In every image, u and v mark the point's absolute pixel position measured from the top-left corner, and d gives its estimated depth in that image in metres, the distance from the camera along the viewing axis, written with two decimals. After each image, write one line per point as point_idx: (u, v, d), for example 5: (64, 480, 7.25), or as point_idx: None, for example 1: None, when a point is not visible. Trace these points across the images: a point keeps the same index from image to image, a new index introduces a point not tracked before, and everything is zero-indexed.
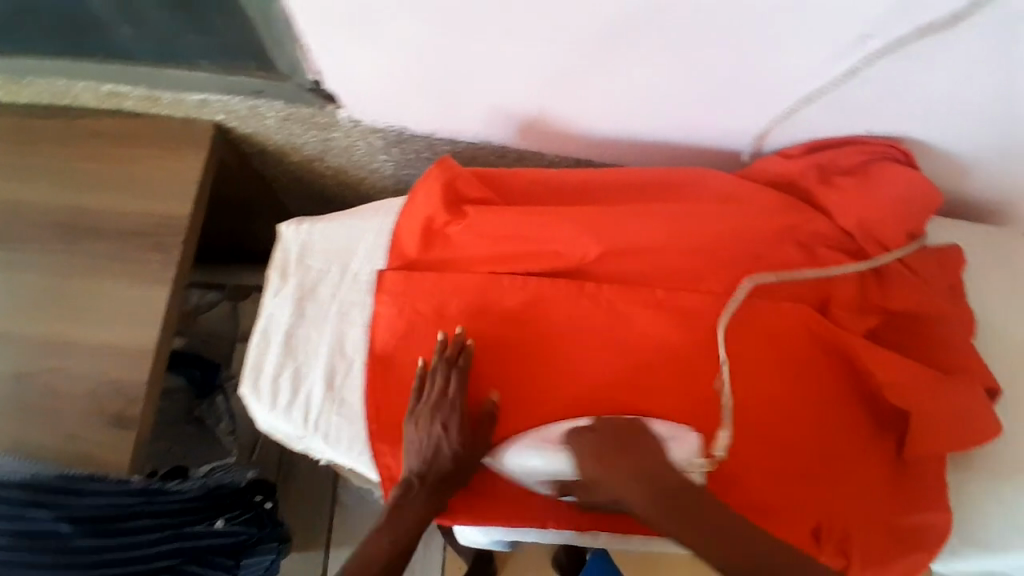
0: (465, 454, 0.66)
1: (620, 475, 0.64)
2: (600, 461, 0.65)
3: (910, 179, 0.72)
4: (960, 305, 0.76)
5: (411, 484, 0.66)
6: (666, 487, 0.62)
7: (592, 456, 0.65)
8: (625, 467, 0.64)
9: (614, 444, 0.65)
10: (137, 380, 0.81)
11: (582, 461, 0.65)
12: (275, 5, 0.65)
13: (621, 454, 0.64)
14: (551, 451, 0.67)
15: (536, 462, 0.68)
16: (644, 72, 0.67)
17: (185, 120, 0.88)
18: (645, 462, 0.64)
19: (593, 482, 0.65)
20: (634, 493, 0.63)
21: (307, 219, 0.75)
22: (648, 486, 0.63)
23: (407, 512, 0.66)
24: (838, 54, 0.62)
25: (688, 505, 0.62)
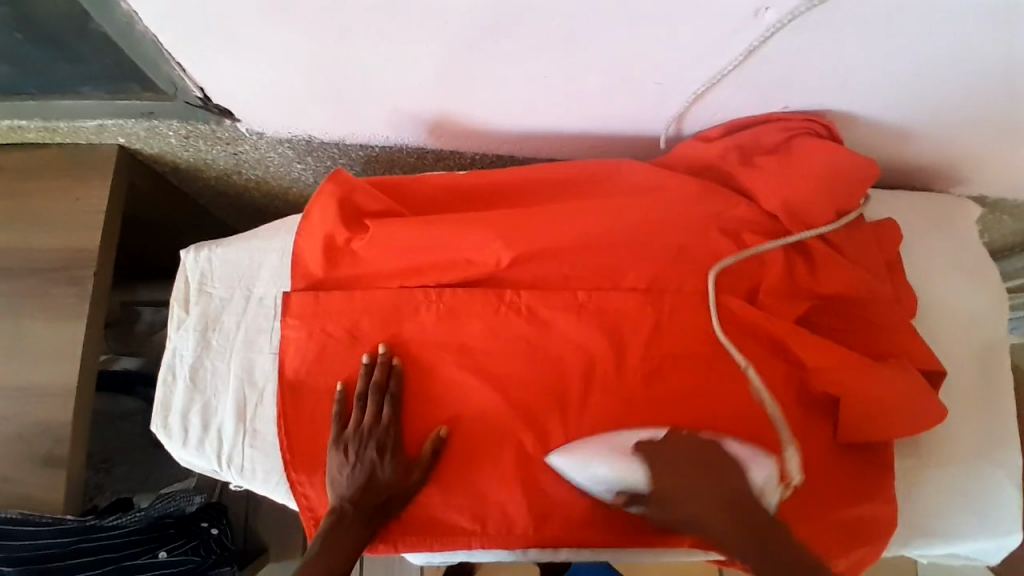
0: (395, 480, 0.64)
1: (701, 502, 0.60)
2: (679, 489, 0.60)
3: (832, 153, 0.68)
4: (896, 282, 0.73)
5: (338, 516, 0.64)
6: (752, 519, 0.60)
7: (673, 479, 0.61)
8: (706, 495, 0.60)
9: (694, 467, 0.61)
10: (62, 420, 0.79)
11: (668, 477, 0.61)
12: (135, 28, 0.63)
13: (711, 474, 0.61)
14: (626, 462, 0.63)
15: (600, 470, 0.63)
16: (540, 63, 0.64)
17: (89, 147, 0.85)
18: (723, 483, 0.61)
19: (671, 508, 0.61)
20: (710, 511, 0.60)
21: (208, 244, 0.73)
22: (711, 505, 0.60)
23: (336, 546, 0.63)
24: (737, 30, 0.58)
25: (766, 532, 0.59)
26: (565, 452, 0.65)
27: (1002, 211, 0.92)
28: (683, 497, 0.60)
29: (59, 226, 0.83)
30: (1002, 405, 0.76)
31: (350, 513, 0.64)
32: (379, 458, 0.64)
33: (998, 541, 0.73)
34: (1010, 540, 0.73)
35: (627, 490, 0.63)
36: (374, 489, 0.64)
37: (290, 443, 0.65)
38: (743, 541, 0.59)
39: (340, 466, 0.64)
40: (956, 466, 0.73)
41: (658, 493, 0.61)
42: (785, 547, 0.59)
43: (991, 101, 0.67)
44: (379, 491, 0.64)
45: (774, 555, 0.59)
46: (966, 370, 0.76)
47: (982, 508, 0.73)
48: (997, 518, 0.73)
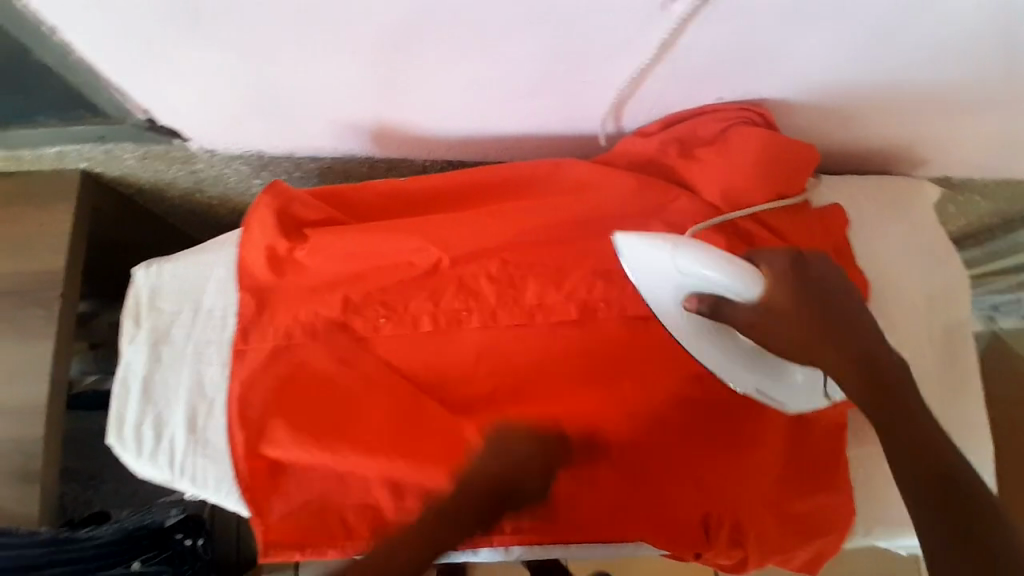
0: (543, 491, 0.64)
1: (824, 336, 0.57)
2: (814, 303, 0.57)
3: (766, 140, 0.68)
4: (849, 266, 0.71)
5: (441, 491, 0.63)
6: (871, 354, 0.57)
7: (804, 286, 0.58)
8: (828, 328, 0.57)
9: (823, 287, 0.59)
10: (33, 436, 0.81)
11: (798, 294, 0.57)
12: (70, 58, 0.64)
13: (852, 304, 0.59)
14: (730, 271, 0.56)
15: (691, 268, 0.57)
16: (463, 66, 0.65)
17: (53, 173, 0.88)
18: (853, 316, 0.58)
19: (786, 316, 0.57)
20: (831, 345, 0.57)
21: (158, 260, 0.74)
22: (842, 329, 0.58)
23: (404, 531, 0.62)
24: (646, 23, 0.58)
25: (882, 373, 0.56)
26: (644, 239, 0.59)
27: (969, 191, 0.90)
28: (800, 322, 0.57)
29: (26, 251, 0.86)
30: (966, 386, 0.74)
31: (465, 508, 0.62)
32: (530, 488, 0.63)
33: None
34: None
35: (716, 296, 0.58)
36: (465, 511, 0.61)
37: (240, 454, 0.67)
38: (864, 384, 0.56)
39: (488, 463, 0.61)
40: None
41: (779, 293, 0.57)
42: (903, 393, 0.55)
43: (925, 80, 0.66)
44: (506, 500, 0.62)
45: (887, 399, 0.54)
46: (927, 355, 0.74)
47: None
48: None
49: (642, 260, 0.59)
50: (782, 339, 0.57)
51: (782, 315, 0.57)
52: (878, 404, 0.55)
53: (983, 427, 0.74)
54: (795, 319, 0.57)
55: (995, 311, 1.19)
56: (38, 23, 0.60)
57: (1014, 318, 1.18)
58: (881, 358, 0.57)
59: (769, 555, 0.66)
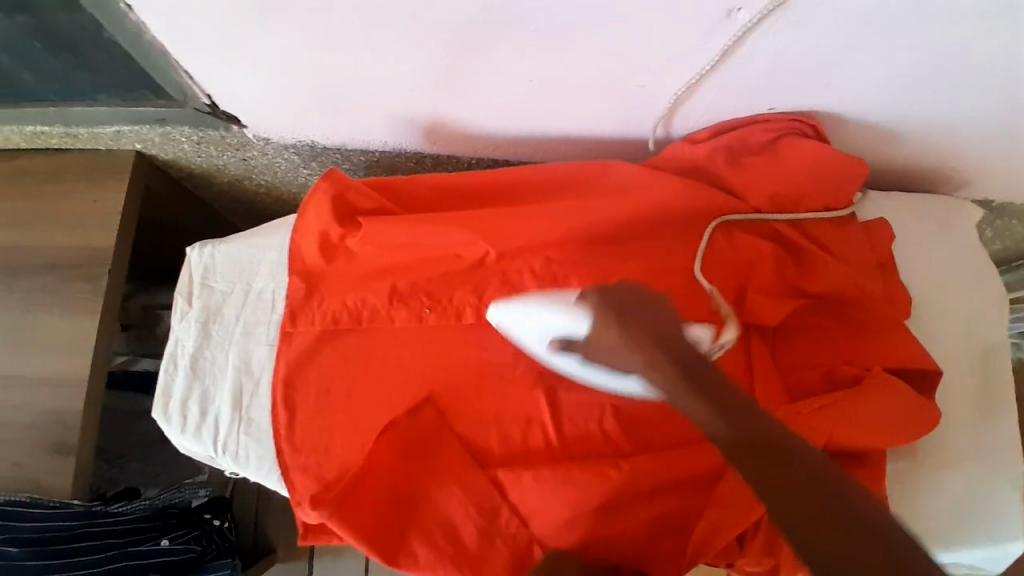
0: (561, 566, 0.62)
1: (633, 342, 0.55)
2: (620, 319, 0.56)
3: (817, 153, 0.68)
4: (889, 280, 0.73)
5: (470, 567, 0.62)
6: (676, 354, 0.53)
7: (615, 309, 0.57)
8: (632, 337, 0.55)
9: (630, 298, 0.57)
10: (73, 409, 0.82)
11: (603, 316, 0.57)
12: (143, 38, 0.66)
13: (658, 321, 0.55)
14: (572, 312, 0.60)
15: (541, 317, 0.62)
16: (522, 66, 0.67)
17: (108, 152, 0.90)
18: (671, 333, 0.55)
19: (610, 344, 0.57)
20: (639, 352, 0.54)
21: (212, 240, 0.76)
22: (676, 360, 0.53)
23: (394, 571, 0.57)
24: (708, 31, 0.60)
25: (684, 370, 0.52)
26: (510, 305, 0.65)
27: (1008, 216, 0.91)
28: (610, 342, 0.56)
29: (78, 227, 0.88)
30: (1005, 408, 0.74)
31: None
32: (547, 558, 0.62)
33: (995, 549, 0.71)
34: (1012, 548, 0.72)
35: (568, 337, 0.61)
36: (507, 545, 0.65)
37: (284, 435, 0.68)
38: (673, 381, 0.52)
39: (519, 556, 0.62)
40: (953, 468, 0.71)
41: (601, 336, 0.57)
42: (715, 384, 0.50)
43: (978, 101, 0.66)
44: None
45: (691, 388, 0.50)
46: (965, 374, 0.74)
47: (982, 513, 0.71)
48: (995, 525, 0.71)
49: (507, 323, 0.66)
50: (612, 355, 0.57)
51: (607, 344, 0.57)
52: (681, 398, 0.50)
53: (1018, 451, 0.73)
54: (636, 360, 0.55)
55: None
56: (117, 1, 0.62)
57: None
58: (681, 357, 0.53)
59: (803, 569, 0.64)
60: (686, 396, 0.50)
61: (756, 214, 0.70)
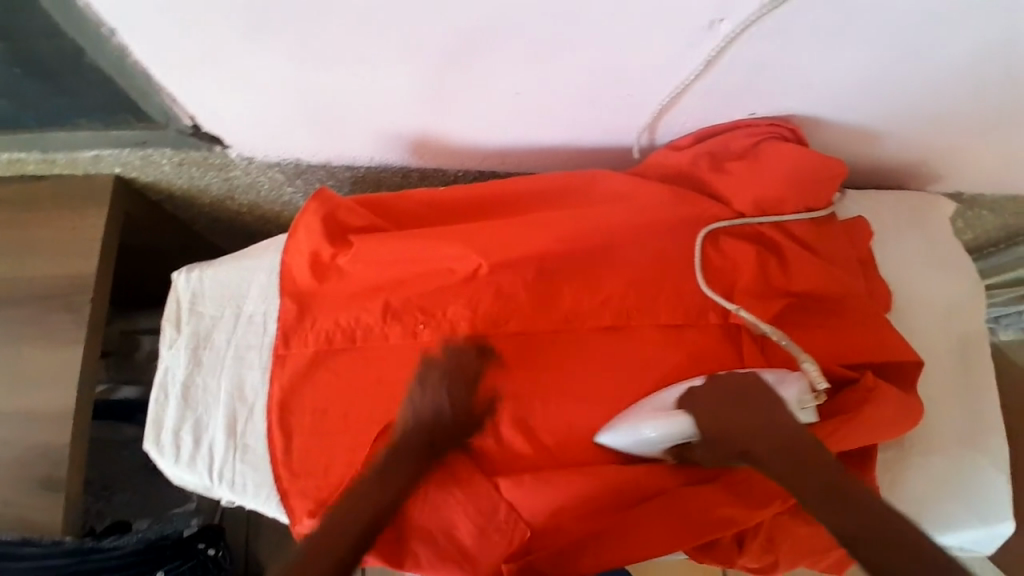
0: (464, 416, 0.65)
1: (747, 431, 0.59)
2: (721, 416, 0.60)
3: (799, 154, 0.70)
4: (870, 276, 0.75)
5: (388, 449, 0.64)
6: (789, 437, 0.57)
7: (718, 411, 0.61)
8: (744, 428, 0.59)
9: (734, 392, 0.61)
10: (61, 442, 0.81)
11: (710, 414, 0.61)
12: (126, 61, 0.65)
13: (760, 415, 0.59)
14: (673, 418, 0.61)
15: (646, 431, 0.62)
16: (509, 79, 0.67)
17: (86, 177, 0.88)
18: (773, 423, 0.59)
19: (717, 441, 0.60)
20: (758, 448, 0.58)
21: (198, 265, 0.75)
22: (786, 451, 0.56)
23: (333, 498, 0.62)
24: (692, 42, 0.61)
25: (799, 450, 0.56)
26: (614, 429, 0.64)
27: (980, 207, 0.94)
28: (727, 437, 0.60)
29: (56, 256, 0.86)
30: (986, 393, 0.76)
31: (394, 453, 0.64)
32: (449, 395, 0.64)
33: (985, 529, 0.73)
34: (1002, 528, 0.73)
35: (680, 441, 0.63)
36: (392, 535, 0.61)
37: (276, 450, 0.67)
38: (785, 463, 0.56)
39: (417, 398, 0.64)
40: (940, 453, 0.74)
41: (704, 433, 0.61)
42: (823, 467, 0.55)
43: (948, 101, 0.69)
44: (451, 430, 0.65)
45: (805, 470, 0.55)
46: (946, 363, 0.77)
47: (971, 496, 0.73)
48: (982, 507, 0.73)
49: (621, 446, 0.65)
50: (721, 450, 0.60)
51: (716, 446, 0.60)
52: (801, 483, 0.54)
53: (1000, 434, 0.75)
54: (744, 448, 0.59)
55: (996, 323, 1.25)
56: (99, 25, 0.61)
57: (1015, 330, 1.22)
58: (799, 438, 0.57)
59: (800, 559, 0.68)
60: (802, 481, 0.54)
61: (740, 218, 0.71)
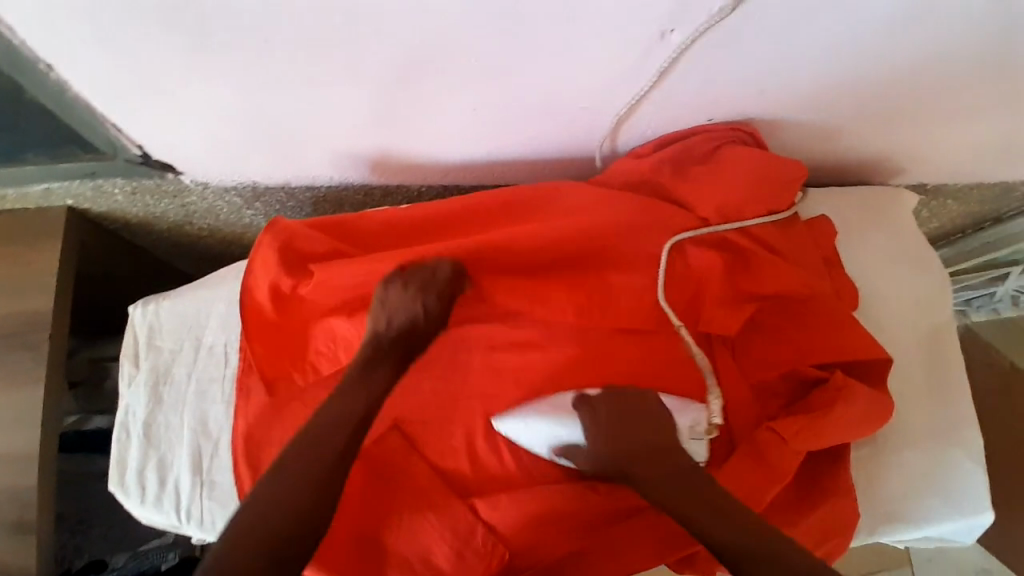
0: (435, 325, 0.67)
1: (629, 444, 0.61)
2: (611, 424, 0.62)
3: (757, 158, 0.71)
4: (836, 275, 0.75)
5: (364, 356, 0.65)
6: (671, 460, 0.60)
7: (610, 420, 0.63)
8: (629, 440, 0.62)
9: (630, 405, 0.63)
10: (27, 485, 0.78)
11: (603, 422, 0.63)
12: (66, 94, 0.64)
13: (651, 430, 0.62)
14: (565, 416, 0.65)
15: (545, 429, 0.65)
16: (463, 95, 0.66)
17: (37, 211, 0.86)
18: (663, 446, 0.62)
19: (602, 447, 0.62)
20: (639, 460, 0.61)
21: (155, 297, 0.73)
22: (662, 470, 0.60)
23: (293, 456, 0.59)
24: (644, 52, 0.60)
25: (678, 472, 0.59)
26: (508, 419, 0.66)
27: (943, 196, 0.94)
28: (610, 444, 0.62)
29: (12, 293, 0.83)
30: (959, 385, 0.77)
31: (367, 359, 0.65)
32: (424, 295, 0.65)
33: (965, 521, 0.73)
34: (983, 518, 0.74)
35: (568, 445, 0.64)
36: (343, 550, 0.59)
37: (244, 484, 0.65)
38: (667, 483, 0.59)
39: (389, 299, 0.66)
40: (915, 447, 0.74)
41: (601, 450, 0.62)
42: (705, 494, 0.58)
43: (904, 98, 0.69)
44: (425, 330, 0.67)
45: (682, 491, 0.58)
46: (915, 356, 0.77)
47: (947, 488, 0.73)
48: (960, 499, 0.73)
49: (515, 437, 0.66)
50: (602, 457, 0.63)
51: (596, 450, 0.63)
52: (677, 497, 0.58)
53: (972, 424, 0.76)
54: (624, 458, 0.62)
55: (967, 307, 1.27)
56: (36, 61, 0.59)
57: (985, 312, 1.23)
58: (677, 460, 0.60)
59: None
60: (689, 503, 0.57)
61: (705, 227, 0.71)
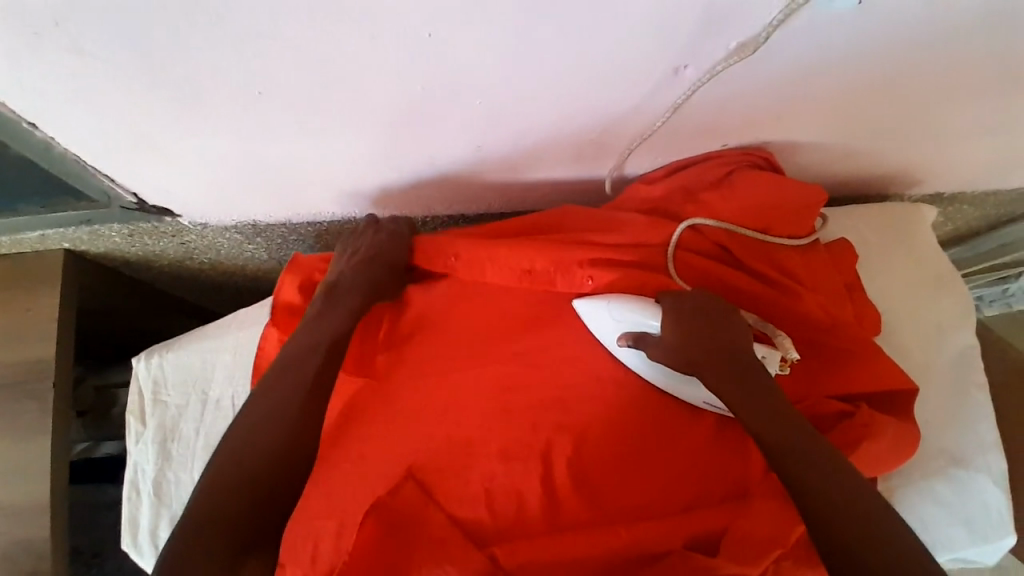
0: (395, 259, 0.75)
1: (702, 344, 0.61)
2: (693, 322, 0.62)
3: (777, 182, 0.68)
4: (856, 299, 0.73)
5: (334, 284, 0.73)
6: (743, 365, 0.61)
7: (690, 315, 0.62)
8: (704, 337, 0.61)
9: (710, 309, 0.63)
10: (40, 537, 0.78)
11: (681, 316, 0.62)
12: (53, 150, 0.63)
13: (729, 330, 0.62)
14: (641, 306, 0.64)
15: (630, 316, 0.64)
16: (467, 132, 0.64)
17: (31, 256, 0.84)
18: (738, 342, 0.62)
19: (676, 344, 0.61)
20: (714, 362, 0.61)
21: (159, 350, 0.75)
22: (733, 372, 0.60)
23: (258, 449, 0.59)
24: (656, 87, 0.58)
25: (750, 378, 0.60)
26: (592, 300, 0.66)
27: (960, 204, 0.92)
28: (688, 338, 0.61)
29: (12, 342, 0.82)
30: (981, 406, 0.75)
31: (335, 290, 0.72)
32: (380, 233, 0.76)
33: (987, 545, 0.72)
34: (1004, 540, 0.72)
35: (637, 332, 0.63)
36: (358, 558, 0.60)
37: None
38: (735, 388, 0.60)
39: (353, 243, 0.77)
40: (939, 473, 0.72)
41: (669, 332, 0.62)
42: (773, 404, 0.59)
43: (927, 118, 0.66)
44: (383, 256, 0.75)
45: (750, 391, 0.59)
46: (935, 376, 0.76)
47: (972, 514, 0.72)
48: (986, 524, 0.72)
49: (593, 319, 0.66)
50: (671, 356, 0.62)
51: (671, 344, 0.62)
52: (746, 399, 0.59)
53: (996, 446, 0.74)
54: (692, 356, 0.61)
55: (979, 301, 1.26)
56: (19, 120, 0.59)
57: (999, 306, 1.24)
58: (754, 370, 0.61)
59: None
60: (751, 405, 0.59)
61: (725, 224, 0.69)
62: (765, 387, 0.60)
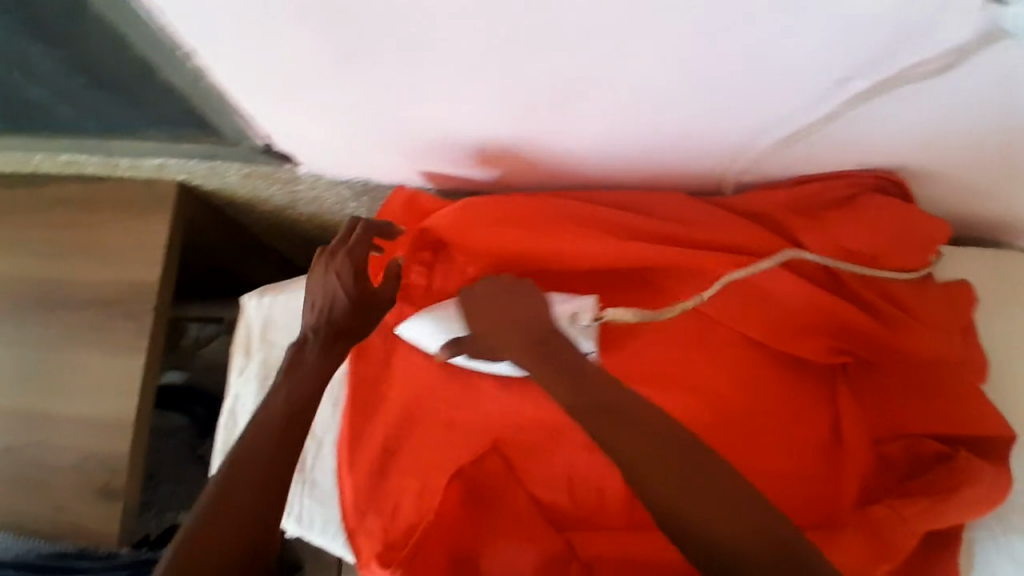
0: (362, 292, 0.70)
1: (503, 330, 0.59)
2: (501, 306, 0.60)
3: (905, 213, 0.67)
4: (971, 345, 0.71)
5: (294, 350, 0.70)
6: (563, 360, 0.57)
7: (485, 301, 0.61)
8: (514, 316, 0.60)
9: (515, 290, 0.61)
10: (120, 450, 0.80)
11: (485, 302, 0.61)
12: (201, 80, 0.65)
13: (531, 315, 0.59)
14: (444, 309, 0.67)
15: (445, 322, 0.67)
16: (607, 119, 0.64)
17: (146, 183, 0.88)
18: (545, 329, 0.59)
19: (485, 328, 0.60)
20: (523, 348, 0.58)
21: (271, 290, 0.77)
22: (546, 362, 0.57)
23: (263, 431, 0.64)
24: (815, 98, 0.57)
25: (579, 372, 0.56)
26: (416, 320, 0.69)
27: None
28: (492, 328, 0.60)
29: (120, 260, 0.85)
30: None
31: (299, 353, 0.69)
32: (328, 270, 0.69)
33: None
34: None
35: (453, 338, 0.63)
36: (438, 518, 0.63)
37: (346, 481, 0.69)
38: (560, 387, 0.55)
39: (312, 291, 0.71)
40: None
41: (479, 326, 0.61)
42: (608, 396, 0.54)
43: None
44: (343, 302, 0.69)
45: (568, 377, 0.55)
46: None
47: None
48: None
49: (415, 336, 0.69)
50: (488, 337, 0.60)
51: (477, 333, 0.61)
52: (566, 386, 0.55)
53: None
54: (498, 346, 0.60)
55: None
56: (177, 48, 0.61)
57: None
58: (573, 363, 0.56)
59: None
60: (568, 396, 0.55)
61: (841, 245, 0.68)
62: (584, 372, 0.56)
